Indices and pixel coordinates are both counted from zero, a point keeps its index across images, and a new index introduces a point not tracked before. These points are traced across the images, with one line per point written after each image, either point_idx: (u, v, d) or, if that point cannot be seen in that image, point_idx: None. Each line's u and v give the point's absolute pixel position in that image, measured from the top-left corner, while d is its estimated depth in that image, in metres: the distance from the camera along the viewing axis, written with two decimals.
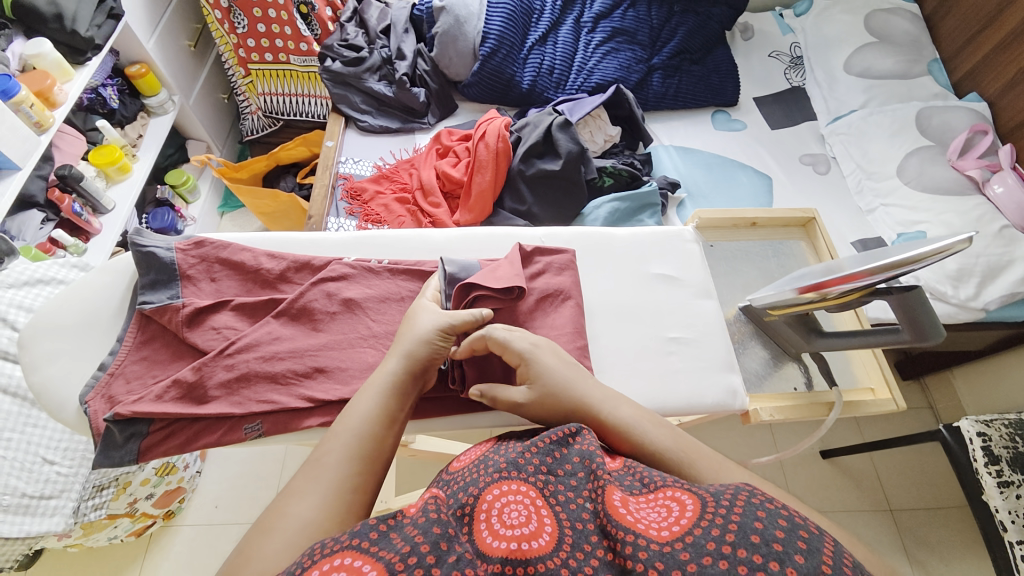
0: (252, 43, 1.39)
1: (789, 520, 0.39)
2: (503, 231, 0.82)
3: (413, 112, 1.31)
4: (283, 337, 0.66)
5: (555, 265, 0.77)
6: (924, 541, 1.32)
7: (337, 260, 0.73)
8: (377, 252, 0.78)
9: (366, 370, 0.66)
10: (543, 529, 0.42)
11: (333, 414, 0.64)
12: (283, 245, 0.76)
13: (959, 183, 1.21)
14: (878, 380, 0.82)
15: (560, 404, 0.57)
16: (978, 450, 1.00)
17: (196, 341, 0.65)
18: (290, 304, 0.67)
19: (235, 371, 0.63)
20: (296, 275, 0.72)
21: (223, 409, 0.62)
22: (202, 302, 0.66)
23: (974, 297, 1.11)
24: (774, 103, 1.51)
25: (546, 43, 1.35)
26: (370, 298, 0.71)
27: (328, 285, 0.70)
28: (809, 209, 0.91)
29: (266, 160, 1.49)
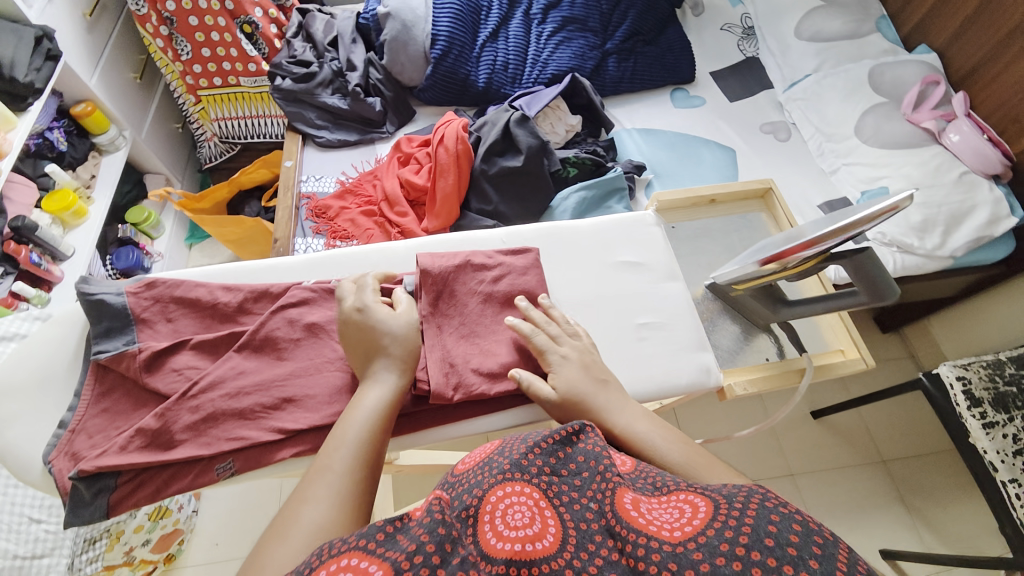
0: (199, 69, 1.37)
1: (804, 526, 0.38)
2: (463, 237, 0.82)
3: (370, 122, 1.29)
4: (247, 371, 0.65)
5: (513, 268, 0.75)
6: (918, 488, 1.35)
7: (296, 285, 0.71)
8: (336, 272, 0.77)
9: (335, 394, 0.65)
10: (547, 530, 0.42)
11: (305, 443, 0.64)
12: (241, 276, 0.75)
13: (916, 136, 1.22)
14: (847, 341, 0.84)
15: (581, 412, 0.61)
16: (959, 394, 1.02)
17: (157, 385, 0.63)
18: (252, 335, 0.66)
19: (201, 412, 0.62)
20: (255, 305, 0.70)
21: (192, 451, 0.61)
22: (159, 345, 0.65)
23: (940, 245, 1.14)
24: (730, 76, 1.51)
25: (498, 39, 1.33)
26: (333, 320, 0.69)
27: (289, 311, 0.69)
28: (766, 179, 0.91)
29: (227, 187, 1.45)
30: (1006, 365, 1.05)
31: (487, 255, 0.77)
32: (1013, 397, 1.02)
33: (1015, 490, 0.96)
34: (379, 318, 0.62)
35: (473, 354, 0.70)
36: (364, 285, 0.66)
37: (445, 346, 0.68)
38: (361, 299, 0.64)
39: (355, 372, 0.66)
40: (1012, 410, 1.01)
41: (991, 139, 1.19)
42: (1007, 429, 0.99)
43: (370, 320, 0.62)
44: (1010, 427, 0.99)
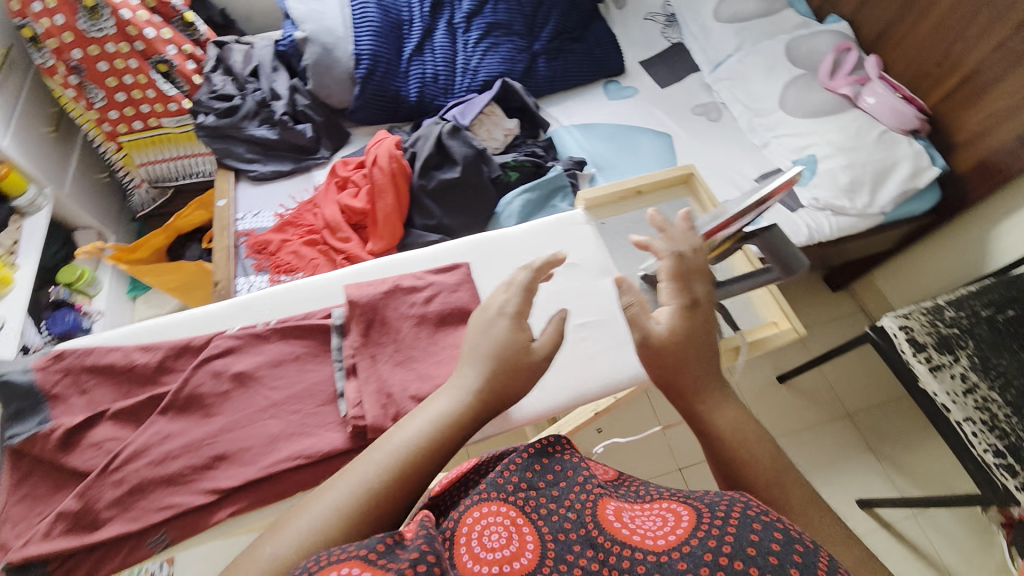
0: (115, 114, 1.30)
1: (787, 534, 0.39)
2: (392, 260, 0.81)
3: (304, 149, 1.26)
4: (174, 433, 0.63)
5: (445, 286, 0.76)
6: (883, 434, 1.40)
7: (219, 335, 0.70)
8: (262, 314, 0.76)
9: (271, 443, 0.65)
10: (525, 547, 0.41)
11: (241, 500, 0.62)
12: (159, 333, 0.74)
13: (835, 103, 1.27)
14: (778, 313, 0.87)
15: (686, 367, 0.55)
16: (903, 341, 1.06)
17: (76, 464, 0.62)
18: (176, 395, 0.64)
19: (126, 485, 0.60)
20: (176, 361, 0.70)
21: (120, 528, 0.59)
22: (74, 420, 0.64)
23: (870, 203, 1.19)
24: (659, 63, 1.55)
25: (424, 52, 1.31)
26: (262, 365, 0.68)
27: (214, 362, 0.68)
28: (685, 165, 0.92)
29: (163, 233, 1.39)
30: (945, 310, 1.10)
31: (416, 276, 0.77)
32: (956, 338, 1.06)
33: (972, 429, 0.99)
34: (508, 334, 0.54)
35: (411, 382, 0.67)
36: (514, 285, 0.59)
37: (381, 376, 0.68)
38: (505, 303, 0.57)
39: (288, 417, 0.66)
40: (957, 350, 1.05)
41: (905, 97, 1.25)
42: (953, 370, 1.03)
43: (501, 334, 0.55)
44: (957, 368, 1.03)
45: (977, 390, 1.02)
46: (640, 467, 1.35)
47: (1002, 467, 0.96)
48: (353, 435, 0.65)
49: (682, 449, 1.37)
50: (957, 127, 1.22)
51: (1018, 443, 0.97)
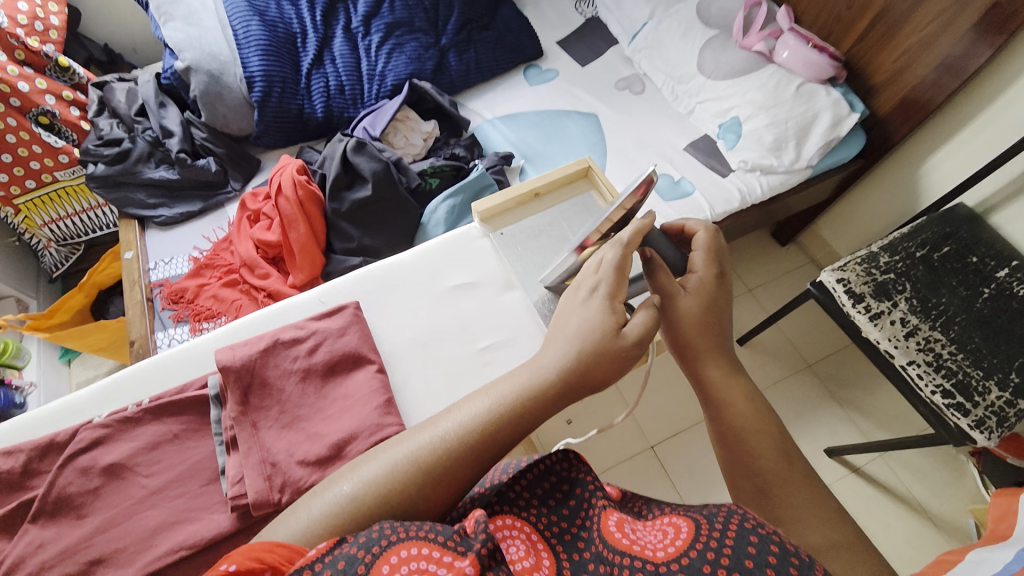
0: (4, 177, 1.18)
1: (782, 548, 0.41)
2: (280, 305, 0.79)
3: (211, 184, 1.18)
4: (48, 541, 0.58)
5: (329, 332, 0.73)
6: (843, 380, 1.43)
7: (85, 426, 0.65)
8: (138, 392, 0.72)
9: (150, 537, 0.60)
10: (542, 562, 0.44)
11: None
12: (27, 431, 0.69)
13: (751, 60, 1.25)
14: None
15: (704, 330, 0.60)
16: (842, 294, 1.07)
17: None
18: (42, 500, 0.60)
19: None
20: (42, 461, 0.64)
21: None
22: None
23: (797, 158, 1.18)
24: (576, 41, 1.50)
25: (324, 62, 1.25)
26: (136, 452, 0.64)
27: (81, 458, 0.63)
28: (581, 158, 0.87)
29: (81, 291, 1.31)
30: (880, 256, 1.10)
31: (298, 326, 0.74)
32: (892, 283, 1.07)
33: (916, 371, 1.00)
34: (598, 315, 0.54)
35: (297, 446, 0.65)
36: (605, 264, 0.57)
37: (264, 445, 0.65)
38: (595, 285, 0.57)
39: (170, 502, 0.63)
40: (894, 296, 1.06)
41: (817, 46, 1.22)
42: (893, 316, 1.04)
43: (592, 316, 0.55)
44: (896, 313, 1.04)
45: (918, 332, 1.03)
46: (611, 452, 1.35)
47: (952, 407, 0.96)
48: (238, 515, 0.63)
49: (652, 427, 1.38)
50: (874, 69, 1.20)
51: (965, 380, 0.98)
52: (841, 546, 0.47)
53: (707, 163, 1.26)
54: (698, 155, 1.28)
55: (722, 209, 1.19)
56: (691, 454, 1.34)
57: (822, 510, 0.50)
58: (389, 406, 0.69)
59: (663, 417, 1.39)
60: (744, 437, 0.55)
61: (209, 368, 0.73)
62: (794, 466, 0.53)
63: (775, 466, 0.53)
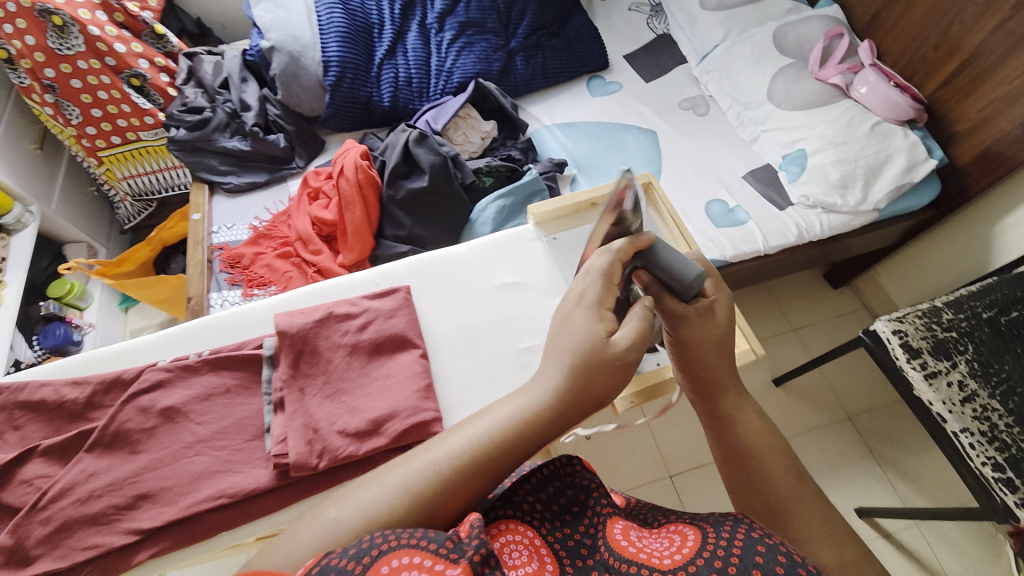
0: (93, 130, 1.30)
1: (790, 557, 0.39)
2: (328, 283, 0.82)
3: (279, 159, 1.25)
4: (99, 471, 0.63)
5: (380, 312, 0.76)
6: (885, 437, 1.35)
7: (150, 368, 0.70)
8: (199, 344, 0.77)
9: (192, 482, 0.64)
10: (544, 567, 0.44)
11: (166, 539, 0.62)
12: (97, 366, 0.74)
13: (825, 93, 1.21)
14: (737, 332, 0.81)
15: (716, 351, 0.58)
16: (897, 347, 1.01)
17: (8, 500, 0.62)
18: (101, 432, 0.64)
19: (53, 523, 0.60)
20: (106, 396, 0.69)
21: (46, 567, 0.59)
22: (5, 457, 0.64)
23: (863, 200, 1.14)
24: (644, 56, 1.49)
25: (397, 55, 1.29)
26: (191, 400, 0.68)
27: (141, 399, 0.67)
28: (643, 174, 0.89)
29: (149, 245, 1.40)
30: (944, 312, 1.04)
31: (352, 302, 0.77)
32: (954, 342, 1.00)
33: (968, 439, 0.94)
34: (586, 325, 0.49)
35: (339, 416, 0.68)
36: (592, 270, 0.53)
37: (309, 411, 0.68)
38: (583, 293, 0.52)
39: (215, 451, 0.66)
40: (954, 355, 0.99)
41: (899, 85, 1.17)
42: (950, 377, 0.98)
43: (579, 326, 0.50)
44: (954, 374, 0.98)
45: (976, 398, 0.96)
46: (630, 473, 1.33)
47: (1001, 482, 0.90)
48: (278, 472, 0.66)
49: (674, 454, 1.35)
50: (957, 116, 1.14)
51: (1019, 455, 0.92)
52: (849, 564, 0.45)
53: (766, 193, 1.22)
54: (758, 184, 1.24)
55: (777, 242, 1.15)
56: (711, 489, 1.30)
57: (834, 534, 0.48)
58: (428, 392, 0.71)
59: (688, 446, 1.35)
60: (753, 458, 0.53)
61: (267, 331, 0.77)
62: (802, 482, 0.52)
63: (784, 482, 0.51)
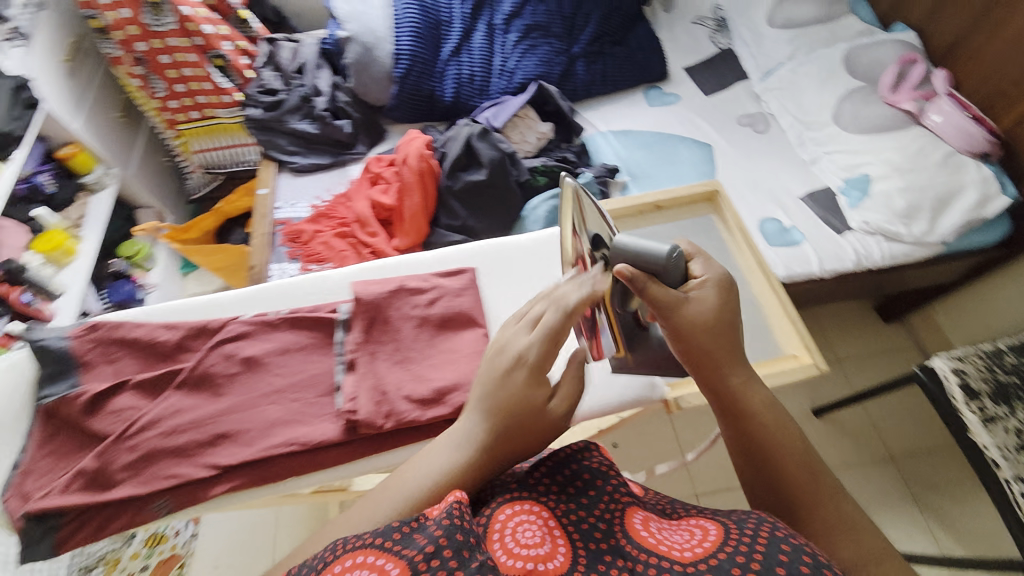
0: (175, 104, 1.39)
1: (815, 559, 0.39)
2: (394, 261, 0.85)
3: (342, 144, 1.30)
4: (185, 409, 0.68)
5: (449, 290, 0.79)
6: (929, 482, 1.29)
7: (234, 320, 0.75)
8: (276, 303, 0.81)
9: (268, 428, 0.69)
10: (557, 550, 0.42)
11: (239, 478, 0.67)
12: (183, 314, 0.80)
13: (895, 118, 1.18)
14: (800, 345, 0.79)
15: (718, 338, 0.55)
16: (955, 386, 0.97)
17: (98, 427, 0.67)
18: (190, 372, 0.70)
19: (139, 451, 0.65)
20: (194, 342, 0.74)
21: (129, 491, 0.64)
22: (99, 387, 0.69)
23: (928, 231, 1.10)
24: (705, 70, 1.48)
25: (462, 53, 1.33)
26: (270, 352, 0.73)
27: (226, 346, 0.73)
28: (710, 182, 0.92)
29: (213, 215, 1.50)
30: (1006, 355, 1.01)
31: (422, 278, 0.81)
32: (1014, 388, 0.97)
33: (1020, 488, 0.89)
34: (526, 390, 0.52)
35: (406, 382, 0.72)
36: (539, 327, 0.55)
37: (378, 374, 0.72)
38: (525, 352, 0.54)
39: (287, 403, 0.70)
40: (1013, 402, 0.96)
41: (975, 116, 1.15)
42: (1008, 423, 0.94)
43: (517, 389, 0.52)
44: (1012, 421, 0.94)
45: None
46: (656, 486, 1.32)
47: None
48: (346, 428, 0.69)
49: (701, 474, 1.33)
50: None
51: None
52: (869, 559, 0.45)
53: (823, 216, 1.20)
54: (815, 207, 1.21)
55: (832, 266, 1.13)
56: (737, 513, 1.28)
57: (876, 544, 0.46)
58: None
59: (715, 467, 1.33)
60: (781, 472, 0.50)
61: (342, 297, 0.81)
62: (817, 475, 0.50)
63: (801, 476, 0.50)
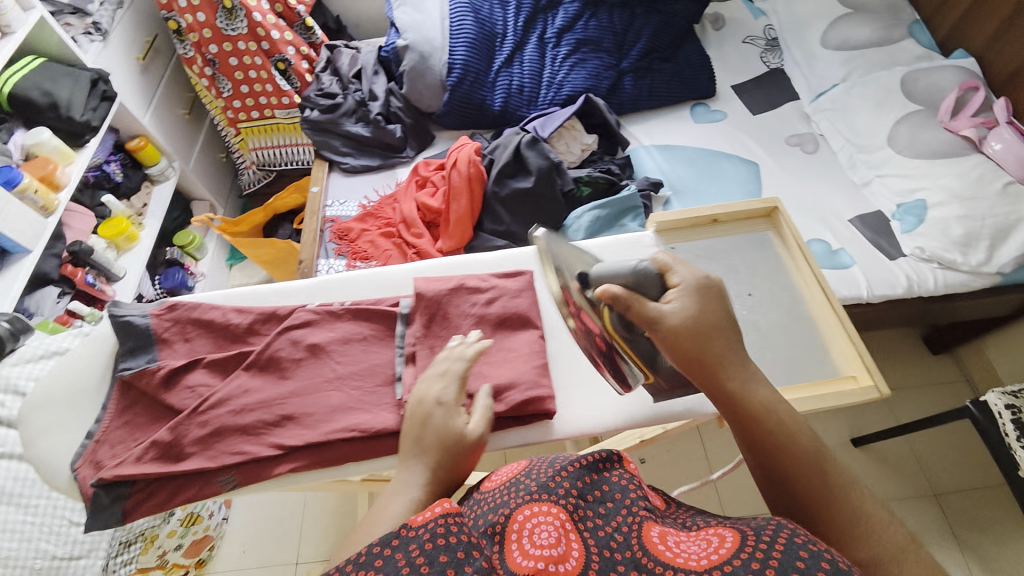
0: (238, 104, 1.47)
1: (834, 566, 0.37)
2: (460, 261, 0.87)
3: (392, 148, 1.35)
4: (253, 389, 0.71)
5: (507, 291, 0.82)
6: (973, 522, 1.23)
7: (301, 309, 0.78)
8: (340, 295, 0.84)
9: (330, 413, 0.71)
10: (570, 553, 0.43)
11: (301, 459, 0.69)
12: (251, 299, 0.83)
13: (953, 145, 1.15)
14: (859, 367, 0.78)
15: (709, 342, 0.54)
16: (1008, 424, 0.93)
17: (173, 401, 0.71)
18: (258, 355, 0.73)
19: (209, 427, 0.69)
20: (263, 326, 0.78)
21: (200, 463, 0.67)
22: (176, 363, 0.73)
23: (986, 262, 1.06)
24: (754, 88, 1.47)
25: (513, 64, 1.37)
26: (333, 341, 0.76)
27: (293, 332, 0.75)
28: (770, 198, 0.91)
29: (262, 212, 1.55)
30: None
31: (480, 278, 0.83)
32: None
33: None
34: (449, 422, 0.59)
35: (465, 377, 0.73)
36: (450, 374, 0.65)
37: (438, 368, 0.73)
38: (442, 395, 0.62)
39: (349, 391, 0.73)
40: None
41: None
42: None
43: (443, 424, 0.59)
44: None
45: None
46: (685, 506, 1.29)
47: None
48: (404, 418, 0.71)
49: (731, 499, 1.29)
50: None
51: None
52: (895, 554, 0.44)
53: (874, 240, 1.17)
54: (865, 230, 1.19)
55: (882, 291, 1.10)
56: None
57: (902, 539, 0.46)
58: (543, 370, 0.76)
59: (747, 493, 1.29)
60: (794, 478, 0.49)
61: (402, 293, 0.83)
62: (830, 472, 0.49)
63: (812, 475, 0.49)
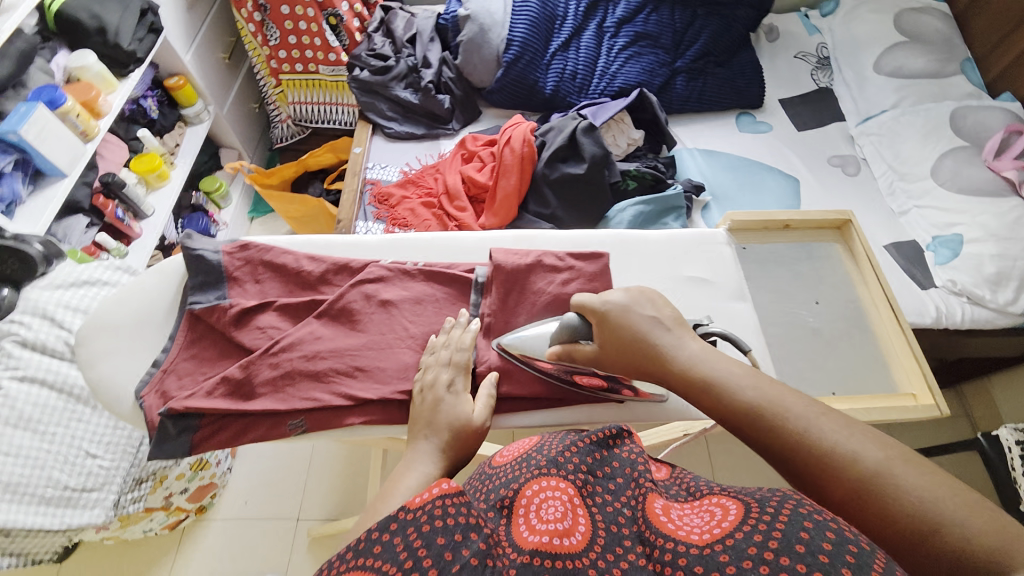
0: (283, 54, 1.43)
1: (841, 534, 0.34)
2: (533, 235, 0.87)
3: (438, 118, 1.33)
4: (324, 337, 0.72)
5: (585, 273, 0.79)
6: None
7: (374, 263, 0.79)
8: (409, 255, 0.84)
9: (404, 371, 0.71)
10: (577, 527, 0.42)
11: (372, 413, 0.69)
12: (321, 248, 0.83)
13: (995, 185, 1.16)
14: (921, 385, 0.81)
15: (636, 352, 0.57)
16: (1017, 459, 0.96)
17: (243, 339, 0.72)
18: (331, 304, 0.74)
19: (280, 369, 0.69)
20: (335, 277, 0.78)
21: (270, 403, 0.68)
22: (248, 303, 0.74)
23: (1012, 302, 1.08)
24: (801, 104, 1.47)
25: (570, 49, 1.35)
26: (405, 299, 0.76)
27: (366, 287, 0.76)
28: (843, 211, 0.92)
29: (295, 166, 1.53)
30: None
31: (558, 257, 0.81)
32: None
33: None
34: (456, 407, 0.62)
35: None
36: (455, 362, 0.67)
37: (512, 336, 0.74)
38: (449, 381, 0.65)
39: (423, 349, 0.72)
40: None
41: None
42: None
43: (451, 407, 0.62)
44: None
45: None
46: None
47: None
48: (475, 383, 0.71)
49: None
50: None
51: None
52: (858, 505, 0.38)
53: (907, 268, 1.19)
54: (899, 258, 1.21)
55: (911, 319, 1.12)
56: None
57: (878, 482, 0.38)
58: None
59: None
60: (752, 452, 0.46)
61: (475, 260, 0.83)
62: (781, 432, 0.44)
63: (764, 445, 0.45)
